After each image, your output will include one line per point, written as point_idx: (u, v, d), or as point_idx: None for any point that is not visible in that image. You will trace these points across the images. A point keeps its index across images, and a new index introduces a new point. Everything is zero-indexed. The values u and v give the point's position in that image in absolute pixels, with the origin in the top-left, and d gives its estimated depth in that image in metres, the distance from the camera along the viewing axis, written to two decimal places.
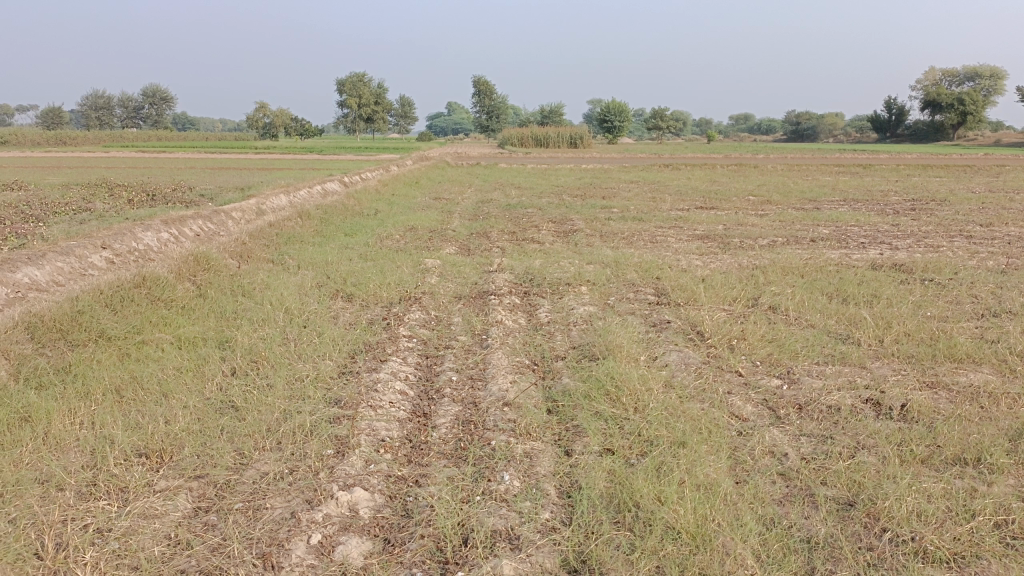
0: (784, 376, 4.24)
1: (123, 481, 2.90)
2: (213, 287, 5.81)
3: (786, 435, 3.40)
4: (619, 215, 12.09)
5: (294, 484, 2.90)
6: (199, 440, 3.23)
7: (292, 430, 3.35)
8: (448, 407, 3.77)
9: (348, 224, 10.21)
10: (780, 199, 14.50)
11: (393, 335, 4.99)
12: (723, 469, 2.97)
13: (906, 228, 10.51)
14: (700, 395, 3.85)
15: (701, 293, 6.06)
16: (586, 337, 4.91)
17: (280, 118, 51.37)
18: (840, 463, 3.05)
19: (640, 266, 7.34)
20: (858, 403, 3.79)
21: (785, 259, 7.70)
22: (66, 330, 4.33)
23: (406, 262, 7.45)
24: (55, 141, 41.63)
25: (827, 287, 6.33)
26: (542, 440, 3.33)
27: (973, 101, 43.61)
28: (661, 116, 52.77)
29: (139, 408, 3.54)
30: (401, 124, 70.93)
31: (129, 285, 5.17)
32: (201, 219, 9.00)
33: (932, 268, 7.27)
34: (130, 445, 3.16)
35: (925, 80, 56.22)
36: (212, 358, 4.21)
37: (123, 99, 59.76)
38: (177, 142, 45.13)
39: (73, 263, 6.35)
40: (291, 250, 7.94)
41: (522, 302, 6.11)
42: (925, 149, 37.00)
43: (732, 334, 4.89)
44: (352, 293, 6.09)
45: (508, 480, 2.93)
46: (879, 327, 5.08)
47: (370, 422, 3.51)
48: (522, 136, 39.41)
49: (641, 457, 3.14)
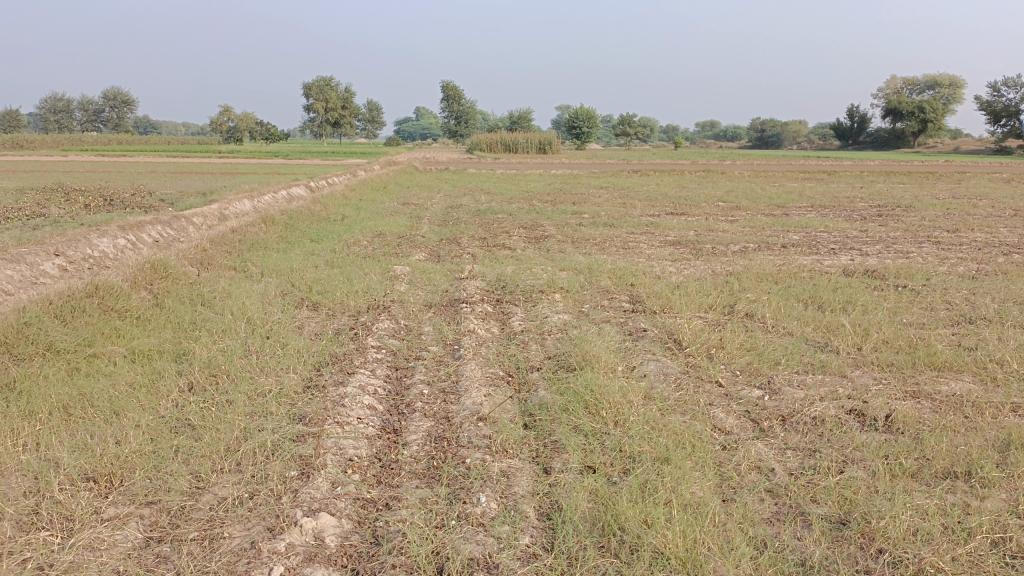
0: (764, 386, 4.13)
1: (67, 508, 2.67)
2: (171, 296, 5.57)
3: (771, 448, 3.28)
4: (591, 221, 12.00)
5: (255, 510, 2.70)
6: (152, 463, 3.01)
7: (252, 450, 3.14)
8: (419, 423, 3.59)
9: (315, 229, 9.97)
10: (749, 204, 14.53)
11: (361, 346, 4.80)
12: (709, 488, 2.84)
13: (875, 234, 10.56)
14: (681, 407, 3.72)
15: (677, 300, 5.96)
16: (562, 346, 4.77)
17: (245, 123, 50.64)
18: (829, 478, 2.94)
19: (614, 273, 7.23)
20: (842, 414, 3.69)
21: (758, 265, 7.65)
22: (11, 344, 4.07)
23: (375, 269, 7.26)
24: (11, 144, 40.49)
25: (802, 294, 6.28)
26: (519, 458, 3.17)
27: (932, 109, 44.52)
28: (629, 123, 53.04)
29: (87, 428, 3.30)
30: (368, 128, 70.41)
31: (81, 295, 4.91)
32: (161, 225, 8.70)
33: (905, 274, 7.27)
34: (77, 468, 2.93)
35: (886, 89, 57.36)
36: (168, 372, 3.98)
37: (82, 102, 58.56)
38: (140, 146, 44.25)
39: (24, 271, 6.05)
40: (255, 257, 7.69)
41: (494, 310, 5.95)
42: (886, 156, 37.65)
43: (710, 343, 4.78)
44: (319, 301, 5.87)
45: (485, 502, 2.76)
46: (858, 334, 5.01)
47: (336, 440, 3.31)
48: (491, 142, 39.31)
49: (624, 475, 3.00)
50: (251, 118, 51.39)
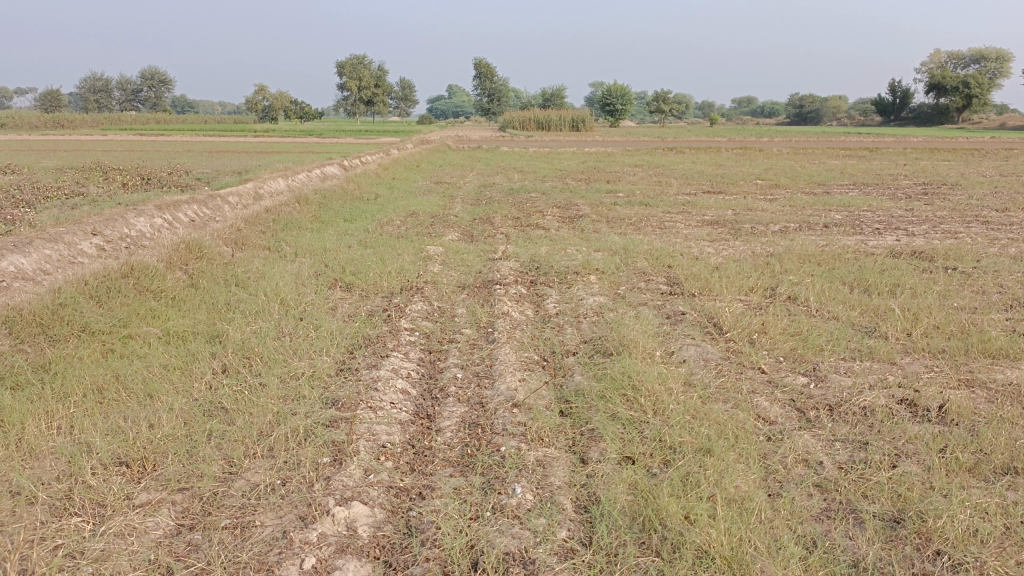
0: (809, 373, 3.99)
1: (99, 494, 2.65)
2: (205, 276, 5.56)
3: (818, 440, 3.15)
4: (626, 200, 11.78)
5: (287, 498, 2.65)
6: (185, 448, 2.99)
7: (284, 435, 3.09)
8: (453, 408, 3.52)
9: (348, 208, 9.94)
10: (789, 183, 14.19)
11: (394, 328, 4.74)
12: (754, 482, 2.73)
13: (920, 213, 10.23)
14: (722, 395, 3.60)
15: (716, 283, 5.80)
16: (598, 330, 4.66)
17: (279, 102, 50.85)
18: (881, 473, 2.81)
19: (651, 254, 7.07)
20: (892, 404, 3.54)
21: (800, 245, 7.43)
22: (47, 325, 4.08)
23: (407, 249, 7.19)
24: (52, 124, 41.19)
25: (847, 276, 6.07)
26: (556, 447, 3.08)
27: (979, 83, 43.05)
28: (664, 99, 52.14)
29: (120, 411, 3.29)
30: (402, 107, 70.34)
31: (116, 276, 4.91)
32: (196, 205, 8.75)
33: (954, 255, 7.00)
34: (110, 453, 2.92)
35: (931, 62, 55.65)
36: (201, 354, 3.95)
37: (121, 81, 59.39)
38: (177, 125, 44.68)
39: (62, 250, 6.10)
40: (288, 237, 7.67)
41: (528, 291, 5.85)
42: (929, 132, 36.59)
43: (752, 327, 4.63)
44: (351, 282, 5.82)
45: (520, 493, 2.68)
46: (907, 319, 4.82)
47: (369, 425, 3.26)
48: (524, 120, 38.96)
49: (664, 467, 2.90)
50: (285, 96, 51.68)
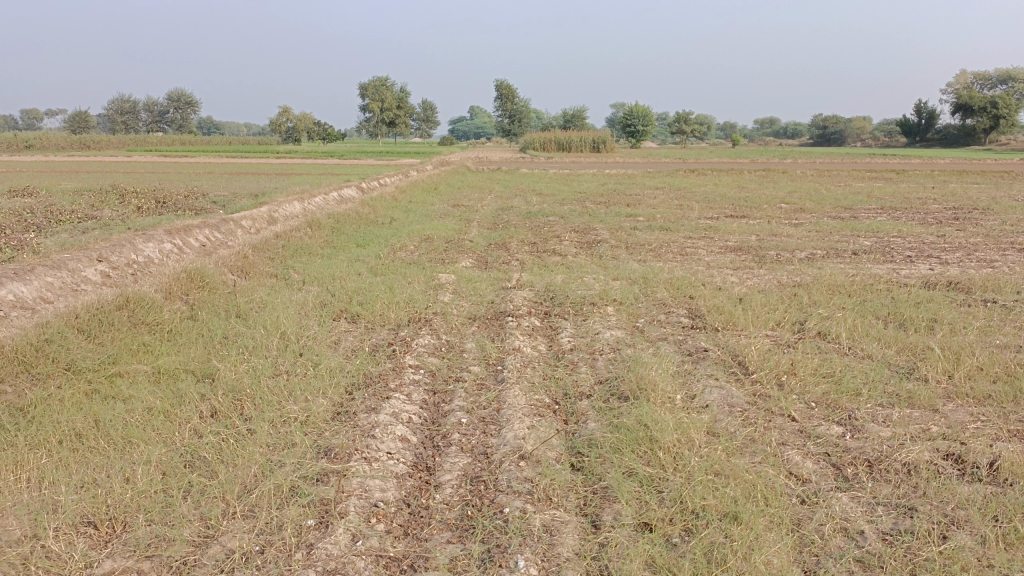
0: (844, 422, 3.66)
1: (59, 562, 2.41)
2: (206, 308, 5.36)
3: (858, 504, 2.83)
4: (646, 224, 11.48)
5: (263, 570, 2.39)
6: (159, 506, 2.73)
7: (267, 492, 2.82)
8: (455, 460, 3.24)
9: (361, 233, 9.76)
10: (814, 206, 13.84)
11: (397, 365, 4.48)
12: (787, 557, 2.43)
13: (953, 239, 9.85)
14: (749, 448, 3.28)
15: (740, 315, 5.49)
16: (614, 370, 4.36)
17: (302, 124, 51.17)
18: (930, 546, 2.50)
19: (671, 283, 6.77)
20: (937, 459, 3.20)
21: (828, 275, 7.09)
22: (30, 363, 3.88)
23: (418, 277, 6.95)
24: (79, 145, 41.84)
25: (880, 309, 5.73)
26: (565, 509, 2.78)
27: (1006, 105, 42.31)
28: (685, 120, 51.62)
29: (95, 461, 3.05)
30: (423, 128, 70.70)
31: (111, 307, 4.70)
32: (208, 229, 8.61)
33: (992, 286, 6.64)
34: (78, 512, 2.67)
35: (955, 83, 54.99)
36: (190, 397, 3.71)
37: (148, 103, 60.25)
38: (203, 147, 45.07)
39: (65, 278, 5.93)
40: (298, 264, 7.47)
41: (542, 324, 5.58)
42: (954, 154, 35.80)
43: (781, 369, 4.31)
44: (358, 313, 5.59)
45: (524, 568, 2.39)
46: (948, 359, 4.47)
47: (362, 480, 2.98)
48: (543, 141, 38.78)
49: (686, 536, 2.60)
50: (308, 118, 52.09)
